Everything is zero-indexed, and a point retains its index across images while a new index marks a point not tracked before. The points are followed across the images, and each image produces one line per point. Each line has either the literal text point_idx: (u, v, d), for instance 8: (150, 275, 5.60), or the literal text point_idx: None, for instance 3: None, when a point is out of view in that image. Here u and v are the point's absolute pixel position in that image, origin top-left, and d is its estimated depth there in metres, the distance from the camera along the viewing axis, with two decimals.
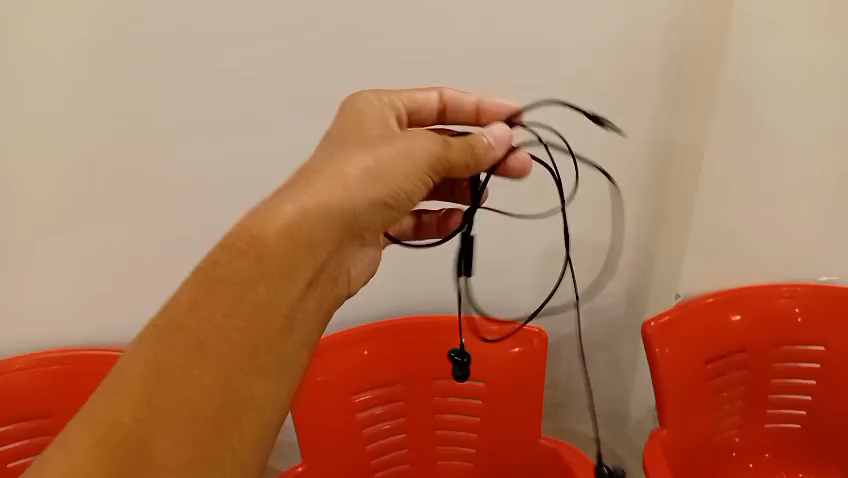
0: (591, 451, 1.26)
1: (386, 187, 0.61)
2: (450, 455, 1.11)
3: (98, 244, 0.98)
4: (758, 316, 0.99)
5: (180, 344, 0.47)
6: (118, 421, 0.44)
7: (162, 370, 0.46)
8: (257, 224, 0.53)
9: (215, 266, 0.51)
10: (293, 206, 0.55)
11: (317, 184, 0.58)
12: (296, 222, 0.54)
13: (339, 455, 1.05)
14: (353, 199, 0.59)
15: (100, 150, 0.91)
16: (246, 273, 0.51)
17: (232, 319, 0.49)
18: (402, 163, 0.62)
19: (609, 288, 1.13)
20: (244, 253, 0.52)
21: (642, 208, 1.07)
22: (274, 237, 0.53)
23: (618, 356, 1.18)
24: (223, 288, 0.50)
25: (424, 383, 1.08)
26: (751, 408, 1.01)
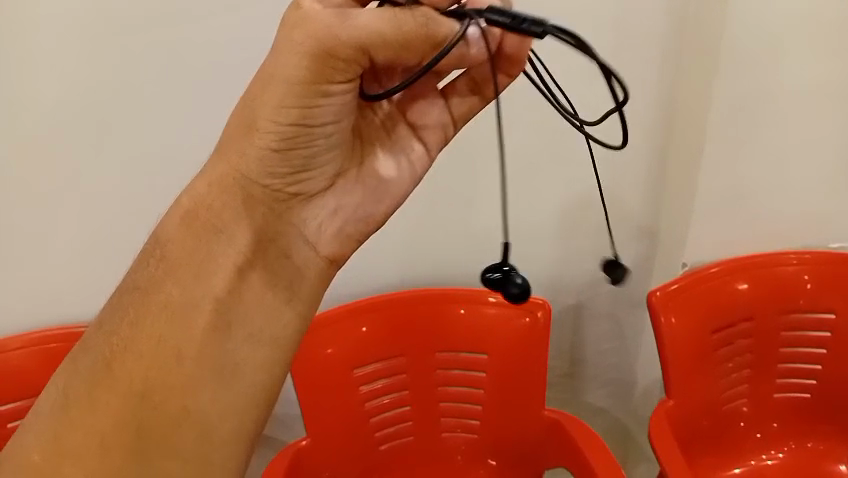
0: (598, 423, 1.24)
1: (262, 132, 0.53)
2: (455, 427, 1.10)
3: (86, 227, 0.94)
4: (765, 284, 0.97)
5: (91, 363, 0.54)
6: (30, 459, 0.52)
7: (82, 389, 0.54)
8: (162, 231, 0.57)
9: (127, 281, 0.57)
10: (188, 198, 0.56)
11: (214, 165, 0.56)
12: (185, 215, 0.56)
13: (341, 430, 1.04)
14: (237, 168, 0.55)
15: (89, 132, 0.87)
16: (150, 277, 0.56)
17: (138, 331, 0.54)
18: (275, 91, 0.51)
19: (615, 257, 1.10)
20: (148, 259, 0.56)
21: (648, 176, 1.04)
22: (170, 237, 0.56)
23: (624, 327, 1.16)
24: (129, 299, 0.56)
25: (426, 355, 1.07)
26: (759, 378, 0.99)
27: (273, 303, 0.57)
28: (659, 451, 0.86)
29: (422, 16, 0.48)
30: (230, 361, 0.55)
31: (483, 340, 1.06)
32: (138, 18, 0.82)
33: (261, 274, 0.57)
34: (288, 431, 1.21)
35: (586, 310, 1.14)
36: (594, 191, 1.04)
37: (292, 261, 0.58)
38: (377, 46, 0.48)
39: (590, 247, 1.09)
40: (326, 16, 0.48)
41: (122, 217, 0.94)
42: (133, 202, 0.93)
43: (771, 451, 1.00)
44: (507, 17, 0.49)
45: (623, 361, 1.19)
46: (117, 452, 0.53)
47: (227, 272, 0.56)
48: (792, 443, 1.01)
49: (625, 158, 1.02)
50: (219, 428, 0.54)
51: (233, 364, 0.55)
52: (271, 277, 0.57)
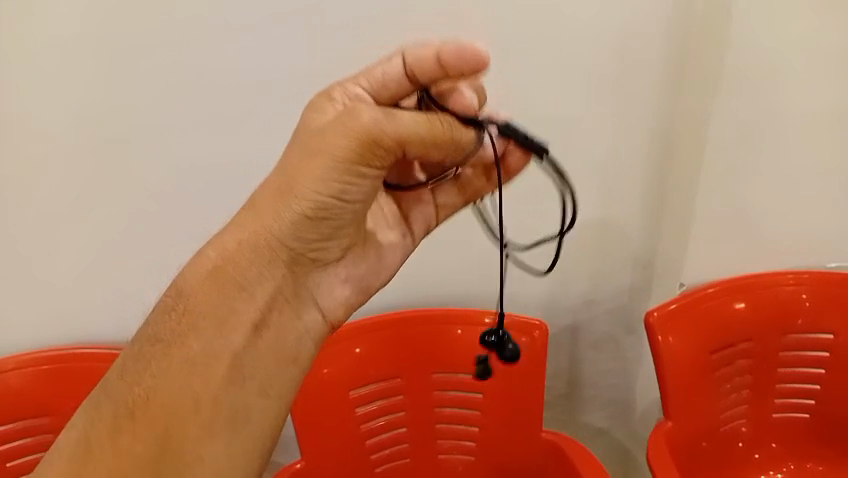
0: (596, 444, 1.23)
1: (300, 201, 0.55)
2: (452, 449, 1.09)
3: (81, 248, 0.93)
4: (763, 303, 0.97)
5: (112, 408, 0.53)
6: None
7: (103, 434, 0.52)
8: (182, 278, 0.56)
9: (147, 327, 0.55)
10: (214, 251, 0.56)
11: (241, 220, 0.56)
12: (211, 266, 0.55)
13: (336, 452, 1.03)
14: (269, 226, 0.56)
15: (82, 155, 0.86)
16: (173, 327, 0.54)
17: (163, 378, 0.53)
18: (319, 164, 0.54)
19: (615, 278, 1.10)
20: (170, 308, 0.55)
21: (646, 196, 1.04)
22: (193, 287, 0.55)
23: (623, 348, 1.15)
24: (151, 347, 0.54)
25: (422, 377, 1.06)
26: (758, 398, 0.99)
27: (281, 361, 0.57)
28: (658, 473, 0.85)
29: (450, 124, 0.57)
30: (243, 412, 0.55)
31: (479, 361, 1.05)
32: (139, 39, 0.82)
33: (272, 335, 0.57)
34: (284, 452, 1.19)
35: (584, 330, 1.13)
36: (592, 212, 1.04)
37: (301, 323, 0.60)
38: (414, 141, 0.55)
39: (589, 267, 1.08)
40: (373, 110, 0.54)
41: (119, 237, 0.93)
42: (127, 225, 0.92)
43: (771, 472, 1.00)
44: (519, 134, 0.61)
45: (622, 380, 1.18)
46: None
47: (246, 327, 0.55)
48: (792, 464, 1.00)
49: (623, 176, 1.02)
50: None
51: (245, 417, 0.55)
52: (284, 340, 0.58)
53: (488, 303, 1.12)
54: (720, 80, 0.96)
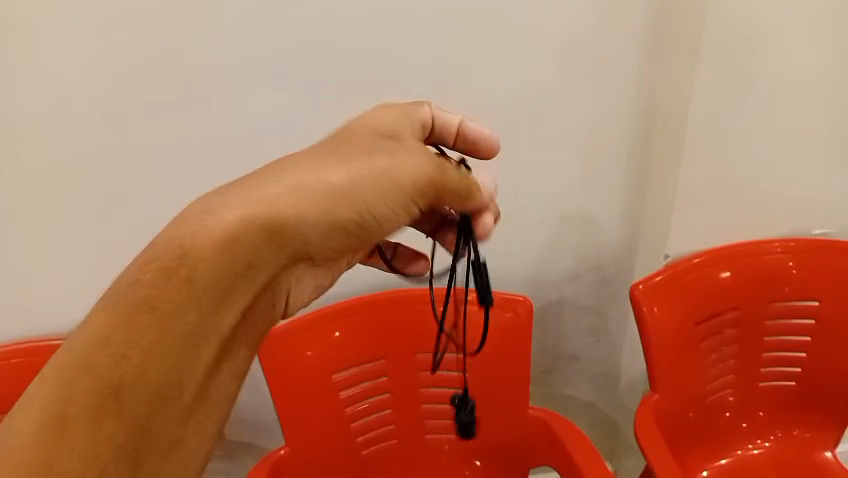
0: (583, 417, 1.23)
1: (351, 207, 0.52)
2: (439, 428, 1.08)
3: (62, 228, 0.93)
4: (749, 272, 0.96)
5: (60, 406, 0.39)
6: None
7: (50, 431, 0.39)
8: (192, 234, 0.45)
9: (129, 288, 0.43)
10: (236, 212, 0.46)
11: (280, 181, 0.49)
12: (197, 257, 0.45)
13: (320, 436, 1.02)
14: (301, 212, 0.49)
15: (60, 134, 0.86)
16: (133, 327, 0.42)
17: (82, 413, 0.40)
18: (382, 183, 0.53)
19: (600, 250, 1.08)
20: (171, 269, 0.44)
21: (630, 166, 1.02)
22: (214, 238, 0.45)
23: (610, 321, 1.14)
24: (144, 316, 0.42)
25: (406, 358, 1.04)
26: (744, 368, 0.98)
27: (231, 375, 0.49)
28: (646, 446, 0.84)
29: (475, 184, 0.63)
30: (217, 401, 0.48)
31: (464, 340, 1.03)
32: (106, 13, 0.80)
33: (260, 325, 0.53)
34: (268, 438, 1.17)
35: (571, 304, 1.12)
36: (576, 183, 1.02)
37: (273, 310, 0.54)
38: (450, 193, 0.60)
39: (573, 241, 1.06)
40: (432, 159, 0.57)
41: (97, 216, 0.93)
42: (103, 200, 0.92)
43: (757, 441, 1.00)
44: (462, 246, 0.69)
45: (608, 354, 1.17)
46: None
47: (237, 313, 0.47)
48: (778, 431, 1.00)
49: (606, 148, 1.00)
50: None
51: (206, 413, 0.47)
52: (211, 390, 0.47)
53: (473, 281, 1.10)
54: (703, 45, 0.93)
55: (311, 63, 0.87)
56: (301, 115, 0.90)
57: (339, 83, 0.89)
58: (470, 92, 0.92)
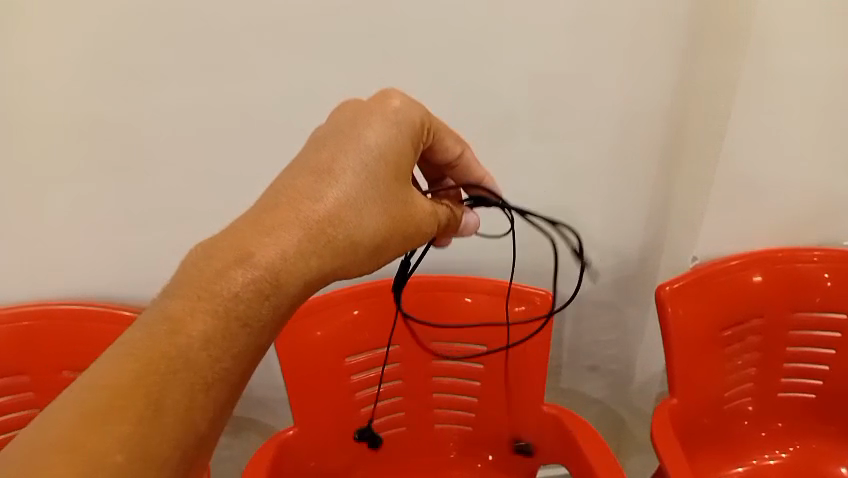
0: (593, 413, 1.21)
1: (389, 241, 0.61)
2: (449, 419, 1.07)
3: (80, 193, 0.91)
4: (779, 280, 0.94)
5: (186, 376, 0.48)
6: (112, 455, 0.44)
7: (173, 401, 0.48)
8: (284, 268, 0.53)
9: (227, 302, 0.51)
10: (320, 253, 0.55)
11: (343, 222, 0.56)
12: (248, 287, 0.52)
13: (329, 419, 1.01)
14: (359, 247, 0.58)
15: (80, 100, 0.84)
16: (193, 332, 0.50)
17: (152, 397, 0.47)
18: (410, 213, 0.62)
19: (623, 248, 1.06)
20: (269, 292, 0.53)
21: (661, 164, 0.99)
22: (300, 279, 0.54)
23: (628, 321, 1.12)
24: (238, 327, 0.52)
25: (422, 344, 1.03)
26: (765, 377, 0.97)
27: None
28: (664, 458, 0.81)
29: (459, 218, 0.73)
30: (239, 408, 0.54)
31: (479, 330, 1.01)
32: None
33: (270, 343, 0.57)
34: (275, 416, 1.15)
35: (588, 301, 1.10)
36: (605, 178, 1.00)
37: None
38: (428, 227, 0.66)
39: (597, 236, 1.05)
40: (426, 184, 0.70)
41: (115, 184, 0.91)
42: (122, 168, 0.90)
43: (775, 451, 0.98)
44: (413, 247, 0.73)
45: (624, 354, 1.15)
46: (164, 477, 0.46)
47: None
48: (797, 444, 0.99)
49: (636, 146, 0.97)
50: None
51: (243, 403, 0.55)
52: (228, 404, 0.51)
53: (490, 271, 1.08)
54: (749, 47, 0.90)
55: (342, 35, 0.84)
56: (329, 88, 0.87)
57: (368, 57, 0.86)
58: (502, 79, 0.89)
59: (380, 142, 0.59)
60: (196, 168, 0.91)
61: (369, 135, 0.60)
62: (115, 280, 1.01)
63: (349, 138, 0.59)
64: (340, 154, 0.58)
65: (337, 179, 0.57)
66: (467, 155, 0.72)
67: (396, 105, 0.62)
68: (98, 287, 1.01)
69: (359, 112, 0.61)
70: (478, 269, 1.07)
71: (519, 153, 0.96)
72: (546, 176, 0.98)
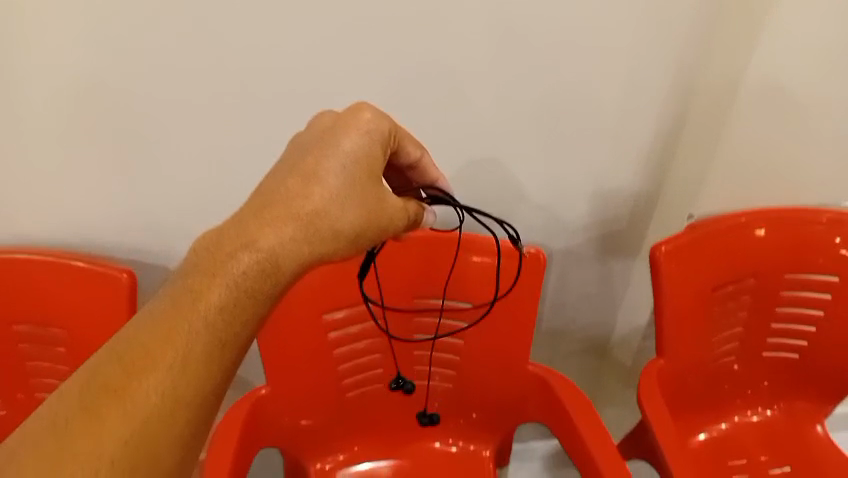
0: (573, 367, 1.21)
1: (374, 232, 0.66)
2: (429, 376, 1.03)
3: (48, 138, 0.84)
4: (777, 241, 0.93)
5: (204, 338, 0.58)
6: (147, 396, 0.55)
7: (196, 355, 0.57)
8: (279, 253, 0.61)
9: (232, 279, 0.60)
10: (310, 241, 0.62)
11: (328, 216, 0.63)
12: (252, 268, 0.60)
13: (306, 377, 0.97)
14: (344, 239, 0.64)
15: (49, 35, 0.76)
16: (208, 302, 0.59)
17: (177, 352, 0.57)
18: (393, 205, 0.67)
19: (618, 208, 1.02)
20: (267, 272, 0.61)
21: (665, 124, 0.94)
22: (294, 264, 0.62)
23: (615, 277, 1.10)
24: (243, 301, 0.60)
25: (405, 300, 0.97)
26: (752, 336, 0.97)
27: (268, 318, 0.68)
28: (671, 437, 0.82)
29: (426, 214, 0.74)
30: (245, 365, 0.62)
31: (467, 288, 0.96)
32: None
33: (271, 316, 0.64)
34: (251, 370, 1.11)
35: (577, 257, 1.06)
36: (607, 137, 0.94)
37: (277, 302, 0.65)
38: (408, 218, 0.70)
39: (592, 196, 1.00)
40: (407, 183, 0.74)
41: (86, 130, 0.84)
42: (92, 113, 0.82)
43: (758, 409, 1.00)
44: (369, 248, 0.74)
45: (606, 311, 1.14)
46: (187, 413, 0.56)
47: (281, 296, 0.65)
48: (782, 403, 1.00)
49: (641, 105, 0.92)
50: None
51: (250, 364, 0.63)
52: (237, 359, 0.60)
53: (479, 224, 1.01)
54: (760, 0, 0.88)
55: None
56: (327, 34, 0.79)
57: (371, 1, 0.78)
58: (508, 29, 0.82)
59: (356, 150, 0.64)
60: (177, 118, 0.84)
61: (345, 144, 0.64)
62: (83, 230, 0.94)
63: (329, 143, 0.64)
64: (322, 157, 0.64)
65: (321, 179, 0.63)
66: (425, 158, 0.73)
67: (368, 117, 0.65)
68: (64, 236, 0.94)
69: (337, 120, 0.66)
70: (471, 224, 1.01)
71: (521, 106, 0.89)
72: (548, 130, 0.92)
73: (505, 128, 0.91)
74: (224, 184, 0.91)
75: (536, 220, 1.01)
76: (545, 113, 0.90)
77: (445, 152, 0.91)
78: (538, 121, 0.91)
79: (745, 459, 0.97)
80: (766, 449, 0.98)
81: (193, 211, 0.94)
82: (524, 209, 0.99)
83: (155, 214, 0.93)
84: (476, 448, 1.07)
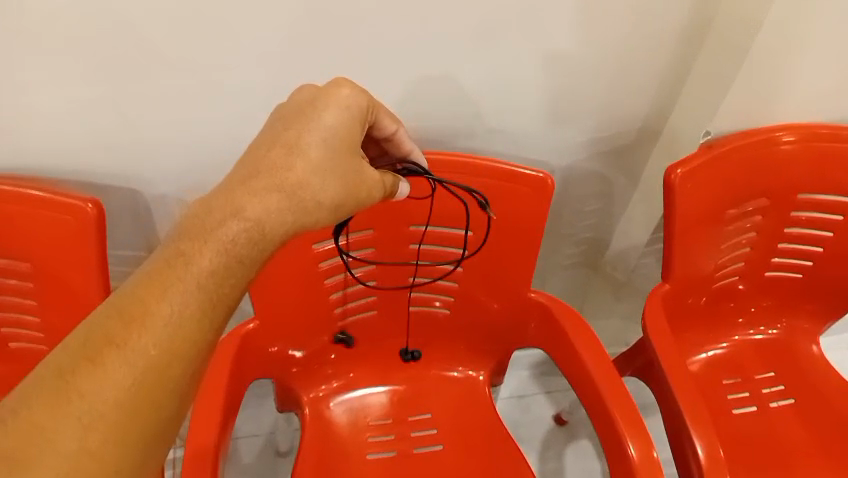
0: (563, 274, 1.21)
1: (353, 202, 0.63)
2: (425, 302, 0.99)
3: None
4: (796, 163, 0.88)
5: (196, 299, 0.54)
6: (144, 353, 0.51)
7: (189, 313, 0.53)
8: (266, 221, 0.57)
9: (219, 244, 0.56)
10: (295, 209, 0.59)
11: (313, 184, 0.59)
12: (241, 236, 0.56)
13: (296, 309, 0.92)
14: (327, 208, 0.61)
15: None
16: (197, 264, 0.54)
17: (171, 309, 0.53)
18: (370, 173, 0.65)
19: (625, 120, 0.97)
20: (253, 239, 0.57)
21: (684, 32, 0.88)
22: (279, 234, 0.59)
23: (614, 189, 1.07)
24: (232, 266, 0.56)
25: (399, 229, 0.91)
26: (759, 257, 0.95)
27: None
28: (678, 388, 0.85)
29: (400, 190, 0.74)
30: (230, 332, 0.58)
31: (457, 218, 0.90)
32: None
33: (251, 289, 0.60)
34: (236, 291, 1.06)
35: (578, 171, 1.02)
36: (623, 47, 0.87)
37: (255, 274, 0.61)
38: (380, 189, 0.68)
39: (601, 108, 0.94)
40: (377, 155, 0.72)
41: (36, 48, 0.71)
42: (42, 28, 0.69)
43: (760, 327, 1.02)
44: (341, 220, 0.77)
45: (601, 221, 1.12)
46: (182, 373, 0.52)
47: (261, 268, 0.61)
48: (785, 320, 1.02)
49: (663, 13, 0.84)
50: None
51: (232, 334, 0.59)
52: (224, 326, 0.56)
53: (480, 139, 0.94)
54: None
55: None
56: None
57: None
58: None
59: (337, 121, 0.62)
60: (147, 35, 0.72)
61: (327, 113, 0.62)
62: (41, 156, 0.83)
63: (311, 114, 0.61)
64: (305, 128, 0.60)
65: (305, 151, 0.60)
66: (400, 132, 0.74)
67: (347, 92, 0.63)
68: (21, 161, 0.83)
69: (317, 93, 0.63)
70: (474, 142, 0.94)
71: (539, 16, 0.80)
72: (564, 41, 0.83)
73: (518, 41, 0.82)
74: (208, 108, 0.81)
75: (541, 135, 0.95)
76: (563, 23, 0.81)
77: (454, 66, 0.83)
78: (555, 32, 0.82)
79: (740, 378, 0.98)
80: (761, 367, 0.99)
81: (167, 135, 0.84)
82: (532, 123, 0.93)
83: (124, 138, 0.83)
84: (471, 372, 1.05)
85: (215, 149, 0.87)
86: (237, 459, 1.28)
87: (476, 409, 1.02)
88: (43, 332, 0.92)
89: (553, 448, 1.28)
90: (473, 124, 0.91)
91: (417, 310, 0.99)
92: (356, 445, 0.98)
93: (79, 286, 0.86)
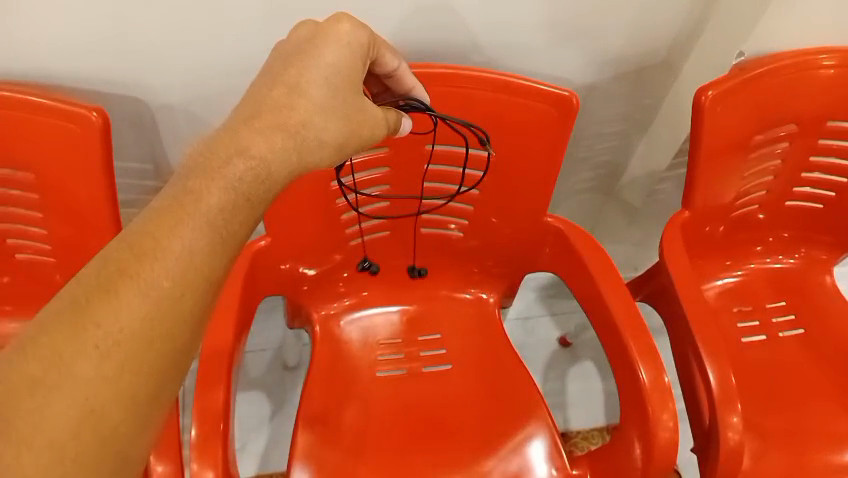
0: (577, 197, 1.19)
1: (356, 142, 0.63)
2: (438, 224, 0.97)
3: None
4: (829, 91, 0.86)
5: (207, 233, 0.52)
6: (158, 285, 0.49)
7: (201, 246, 0.52)
8: (270, 161, 0.57)
9: (227, 180, 0.54)
10: (297, 148, 0.58)
11: (314, 124, 0.59)
12: (246, 176, 0.55)
13: (309, 227, 0.90)
14: (328, 147, 0.60)
15: None
16: (205, 200, 0.53)
17: (183, 242, 0.51)
18: (372, 113, 0.64)
19: (656, 42, 0.92)
20: (259, 179, 0.56)
21: None
22: (284, 173, 0.58)
23: (636, 112, 1.03)
24: (239, 203, 0.55)
25: (415, 149, 0.88)
26: (782, 186, 0.93)
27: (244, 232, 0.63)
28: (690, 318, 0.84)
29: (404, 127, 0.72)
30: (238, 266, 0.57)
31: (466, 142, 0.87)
32: None
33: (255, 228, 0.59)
34: None
35: (600, 92, 0.98)
36: None
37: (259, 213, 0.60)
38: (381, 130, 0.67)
39: (630, 29, 0.89)
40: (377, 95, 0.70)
41: None
42: None
43: (778, 256, 1.02)
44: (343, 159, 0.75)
45: (620, 144, 1.09)
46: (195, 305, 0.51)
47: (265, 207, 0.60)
48: (802, 252, 1.02)
49: None
50: (104, 436, 0.45)
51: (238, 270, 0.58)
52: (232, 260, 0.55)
53: (506, 56, 0.89)
54: None
55: None
56: None
57: None
58: None
59: (337, 61, 0.61)
60: None
61: (327, 52, 0.61)
62: (42, 62, 0.79)
63: (312, 52, 0.61)
64: (306, 66, 0.60)
65: (306, 90, 0.59)
66: (401, 68, 0.71)
67: (347, 30, 0.62)
68: (20, 67, 0.80)
69: (315, 31, 0.62)
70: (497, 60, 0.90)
71: None
72: None
73: None
74: (218, 15, 0.77)
75: (564, 54, 0.91)
76: None
77: None
78: None
79: (751, 306, 0.99)
80: (773, 296, 1.00)
81: (174, 44, 0.79)
82: (557, 42, 0.89)
83: (128, 45, 0.79)
84: (481, 295, 1.05)
85: (225, 59, 0.83)
86: (245, 372, 1.29)
87: (485, 331, 1.02)
88: (49, 243, 0.90)
89: (557, 369, 1.29)
90: (496, 42, 0.87)
91: (431, 231, 0.98)
92: (366, 362, 0.98)
93: (84, 197, 0.84)
